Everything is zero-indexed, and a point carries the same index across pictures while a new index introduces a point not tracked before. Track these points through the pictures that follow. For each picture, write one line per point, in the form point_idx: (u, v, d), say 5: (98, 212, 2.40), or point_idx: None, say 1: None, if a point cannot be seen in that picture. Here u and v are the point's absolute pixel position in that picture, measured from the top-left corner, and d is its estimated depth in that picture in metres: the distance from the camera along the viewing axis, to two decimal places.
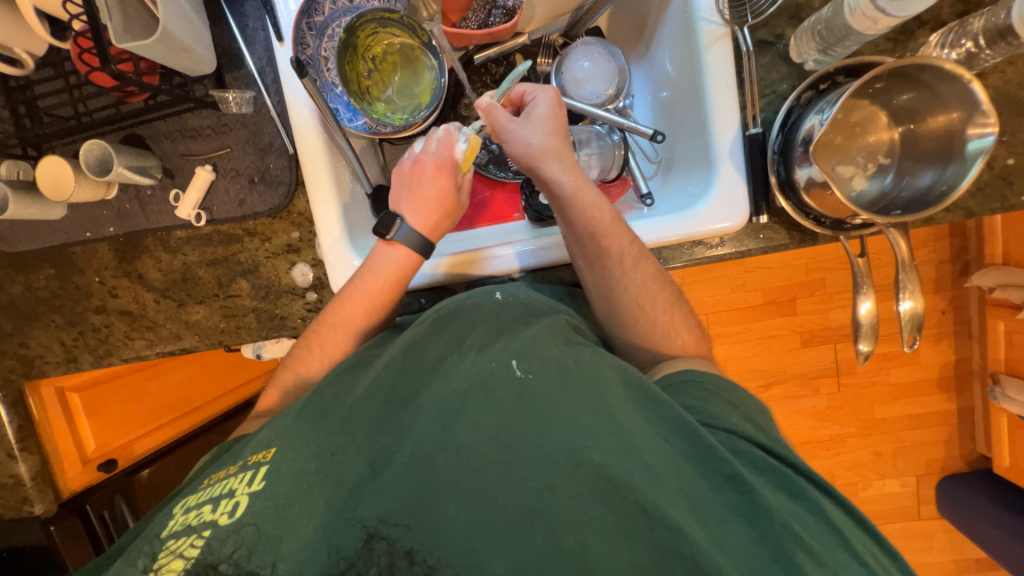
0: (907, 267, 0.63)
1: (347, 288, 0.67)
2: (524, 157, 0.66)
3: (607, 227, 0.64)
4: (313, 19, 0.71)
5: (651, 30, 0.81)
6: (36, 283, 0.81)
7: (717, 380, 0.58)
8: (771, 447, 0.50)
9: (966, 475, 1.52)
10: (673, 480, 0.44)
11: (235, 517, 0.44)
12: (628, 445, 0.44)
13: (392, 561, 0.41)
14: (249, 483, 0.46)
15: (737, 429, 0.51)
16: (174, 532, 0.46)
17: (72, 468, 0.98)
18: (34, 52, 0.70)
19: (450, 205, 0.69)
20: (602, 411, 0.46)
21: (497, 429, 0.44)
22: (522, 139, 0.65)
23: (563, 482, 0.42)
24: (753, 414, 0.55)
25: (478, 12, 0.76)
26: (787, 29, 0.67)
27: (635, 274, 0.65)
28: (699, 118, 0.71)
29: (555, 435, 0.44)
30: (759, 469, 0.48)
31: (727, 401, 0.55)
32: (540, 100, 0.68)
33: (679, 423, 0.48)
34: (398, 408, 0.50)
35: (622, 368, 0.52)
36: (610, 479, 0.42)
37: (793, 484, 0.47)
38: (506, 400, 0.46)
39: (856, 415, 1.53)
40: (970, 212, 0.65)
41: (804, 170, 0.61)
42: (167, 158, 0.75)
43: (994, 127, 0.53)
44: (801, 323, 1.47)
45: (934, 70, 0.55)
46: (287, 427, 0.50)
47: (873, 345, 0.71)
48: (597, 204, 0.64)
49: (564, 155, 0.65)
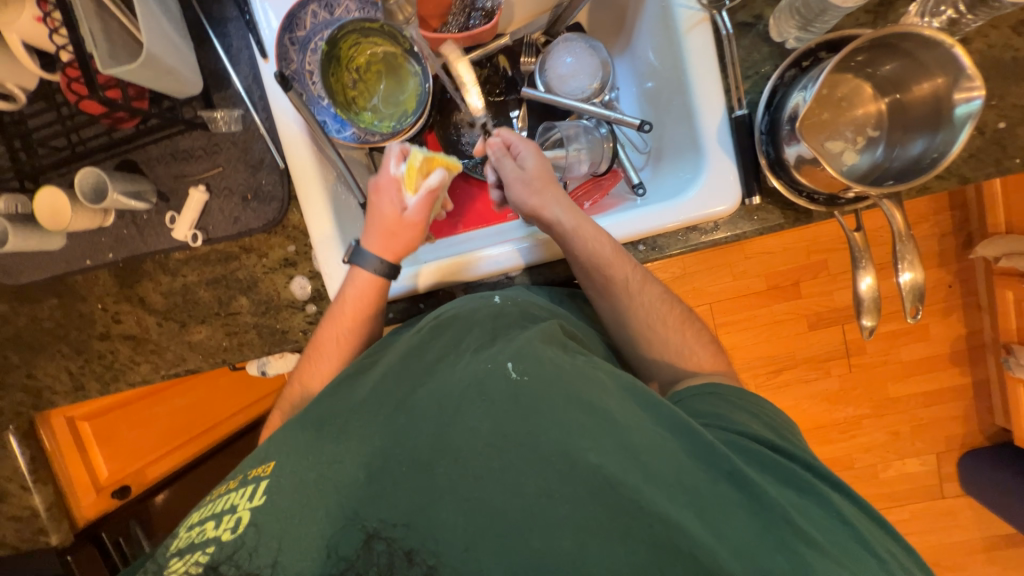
0: (904, 238, 0.62)
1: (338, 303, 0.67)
2: (524, 204, 0.67)
3: (610, 256, 0.64)
4: (295, 34, 0.71)
5: (632, 21, 0.81)
6: (41, 314, 0.82)
7: (728, 387, 0.58)
8: (775, 445, 0.51)
9: (986, 450, 1.49)
10: (671, 475, 0.43)
11: (238, 532, 0.44)
12: (625, 444, 0.43)
13: (391, 560, 0.42)
14: (250, 498, 0.46)
15: (744, 431, 0.52)
16: (179, 549, 0.46)
17: (86, 496, 0.98)
18: (26, 86, 0.71)
19: (413, 231, 0.67)
20: (598, 410, 0.45)
21: (494, 433, 0.44)
22: (520, 187, 0.67)
23: (558, 487, 0.41)
24: (764, 415, 0.56)
25: (457, 15, 0.77)
26: (766, 9, 0.67)
27: (642, 298, 0.66)
28: (684, 105, 0.71)
29: (550, 436, 0.43)
30: (765, 468, 0.48)
31: (737, 405, 0.56)
32: (528, 152, 0.69)
33: (678, 422, 0.47)
34: (396, 409, 0.49)
35: (620, 375, 0.51)
36: (607, 480, 0.41)
37: (800, 480, 0.47)
38: (502, 402, 0.45)
39: (869, 395, 1.51)
40: (965, 178, 0.64)
41: (793, 148, 0.60)
42: (161, 181, 0.76)
43: (981, 90, 0.52)
44: (806, 306, 1.46)
45: (914, 38, 0.54)
46: (285, 441, 0.50)
47: (877, 320, 0.70)
48: (597, 239, 0.64)
49: (559, 194, 0.66)
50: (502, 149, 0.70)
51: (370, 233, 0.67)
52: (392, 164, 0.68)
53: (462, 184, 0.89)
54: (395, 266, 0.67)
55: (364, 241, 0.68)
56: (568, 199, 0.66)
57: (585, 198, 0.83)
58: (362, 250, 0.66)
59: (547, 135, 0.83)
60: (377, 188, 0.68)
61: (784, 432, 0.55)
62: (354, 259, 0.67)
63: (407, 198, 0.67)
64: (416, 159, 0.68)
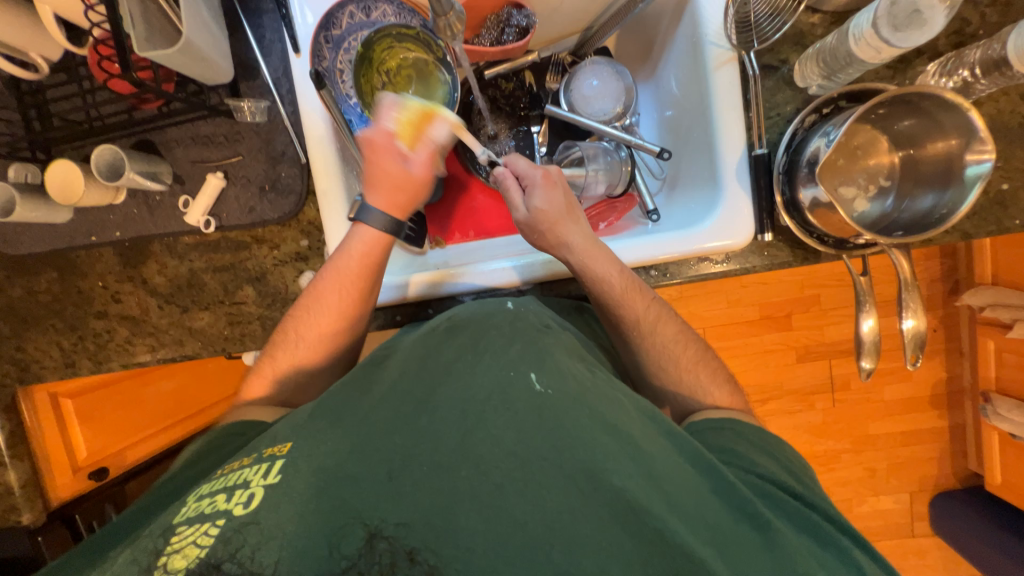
0: (910, 286, 0.65)
1: (334, 264, 0.68)
2: (539, 240, 0.70)
3: (620, 297, 0.67)
4: (331, 32, 0.71)
5: (659, 51, 0.83)
6: (37, 287, 0.80)
7: (750, 426, 0.60)
8: (798, 494, 0.52)
9: (959, 492, 1.53)
10: (693, 510, 0.44)
11: (251, 508, 0.43)
12: (648, 470, 0.45)
13: (393, 561, 0.40)
14: (264, 476, 0.46)
15: (764, 474, 0.53)
16: (187, 518, 0.44)
17: (62, 477, 0.95)
18: (49, 57, 0.70)
19: (418, 183, 0.70)
20: (622, 435, 0.46)
21: (517, 444, 0.44)
22: (528, 228, 0.69)
23: (580, 506, 0.42)
24: (783, 457, 0.57)
25: (491, 29, 0.77)
26: (792, 54, 0.70)
27: (652, 338, 0.68)
28: (705, 137, 0.73)
29: (573, 453, 0.44)
30: (782, 511, 0.49)
31: (758, 446, 0.57)
32: (538, 185, 0.69)
33: (696, 454, 0.49)
34: (417, 409, 0.49)
35: (638, 400, 0.53)
36: (630, 504, 0.42)
37: (815, 527, 0.48)
38: (526, 413, 0.46)
39: (850, 430, 1.54)
40: (966, 234, 0.67)
41: (809, 191, 0.63)
42: (177, 164, 0.75)
43: (992, 154, 0.55)
44: (797, 338, 1.49)
45: (934, 98, 0.57)
46: (304, 425, 0.50)
47: (876, 362, 0.72)
48: (604, 279, 0.67)
49: (569, 232, 0.67)
50: (514, 181, 0.71)
51: (373, 187, 0.68)
52: (388, 116, 0.68)
53: (477, 189, 0.89)
54: (399, 221, 0.69)
55: (368, 198, 0.69)
56: (578, 236, 0.67)
57: (600, 218, 0.84)
58: (367, 206, 0.68)
59: (567, 153, 0.84)
60: (374, 141, 0.68)
61: (802, 478, 0.56)
62: (360, 223, 0.68)
63: (405, 151, 0.69)
64: (411, 109, 0.69)
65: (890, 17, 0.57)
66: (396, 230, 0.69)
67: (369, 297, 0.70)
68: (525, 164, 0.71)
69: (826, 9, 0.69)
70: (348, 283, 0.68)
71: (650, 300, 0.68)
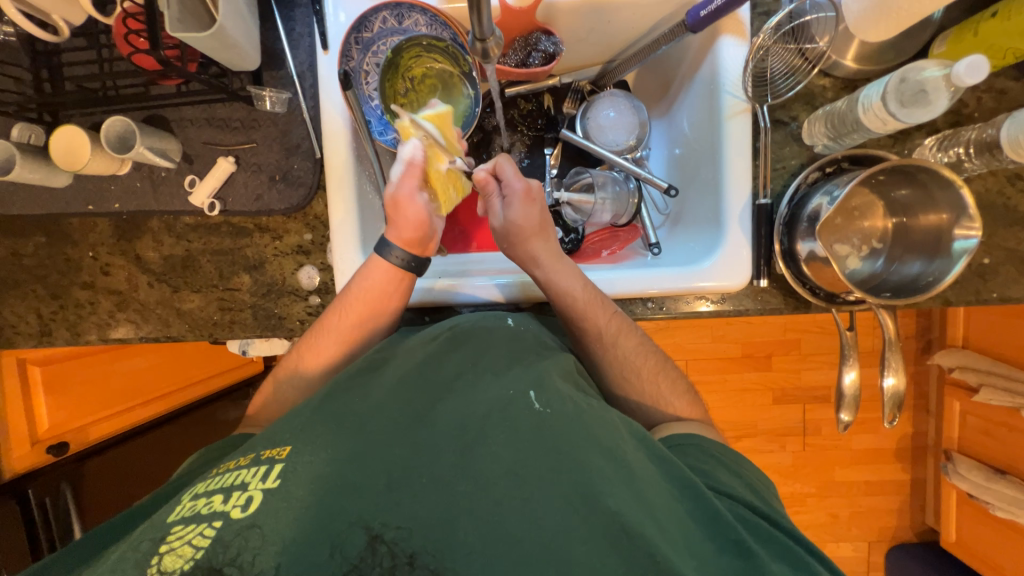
0: (893, 345, 0.68)
1: (344, 299, 0.67)
2: (511, 245, 0.70)
3: (585, 311, 0.67)
4: (362, 35, 0.72)
5: (676, 91, 0.86)
6: (23, 250, 0.77)
7: (713, 442, 0.61)
8: (769, 514, 0.52)
9: (916, 547, 1.57)
10: (679, 535, 0.45)
11: (248, 511, 0.42)
12: (639, 494, 0.45)
13: (393, 563, 0.41)
14: (263, 479, 0.45)
15: (738, 496, 0.54)
16: (182, 518, 0.43)
17: (17, 449, 0.97)
18: (72, 21, 0.69)
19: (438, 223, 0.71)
20: (615, 455, 0.47)
21: (517, 463, 0.45)
22: (504, 235, 0.70)
23: (577, 527, 0.43)
24: (746, 475, 0.58)
25: (518, 51, 0.79)
26: (801, 112, 0.73)
27: (645, 378, 0.68)
28: (712, 180, 0.75)
29: (570, 474, 0.45)
30: (761, 539, 0.49)
31: (723, 463, 0.58)
32: (516, 198, 0.68)
33: (688, 483, 0.49)
34: (418, 422, 0.49)
35: (630, 424, 0.54)
36: (625, 528, 0.42)
37: (797, 559, 0.48)
38: (525, 431, 0.47)
39: (817, 475, 1.58)
40: (947, 300, 0.71)
41: (806, 244, 0.66)
42: (188, 144, 0.74)
43: (978, 232, 0.58)
44: (774, 380, 1.53)
45: (931, 172, 0.60)
46: (305, 427, 0.50)
47: (854, 415, 0.75)
48: (566, 293, 0.67)
49: (539, 245, 0.68)
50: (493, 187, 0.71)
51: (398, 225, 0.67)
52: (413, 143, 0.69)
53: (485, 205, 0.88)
54: (418, 258, 0.68)
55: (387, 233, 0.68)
56: (548, 252, 0.68)
57: (603, 246, 0.86)
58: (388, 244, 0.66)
59: (577, 178, 0.87)
60: (410, 165, 0.68)
61: (770, 501, 0.57)
62: (380, 257, 0.66)
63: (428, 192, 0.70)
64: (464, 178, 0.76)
65: (897, 93, 0.61)
66: (418, 267, 0.68)
67: (399, 307, 0.69)
68: (513, 173, 0.70)
69: (836, 74, 0.72)
70: (372, 301, 0.67)
71: (611, 315, 0.67)
